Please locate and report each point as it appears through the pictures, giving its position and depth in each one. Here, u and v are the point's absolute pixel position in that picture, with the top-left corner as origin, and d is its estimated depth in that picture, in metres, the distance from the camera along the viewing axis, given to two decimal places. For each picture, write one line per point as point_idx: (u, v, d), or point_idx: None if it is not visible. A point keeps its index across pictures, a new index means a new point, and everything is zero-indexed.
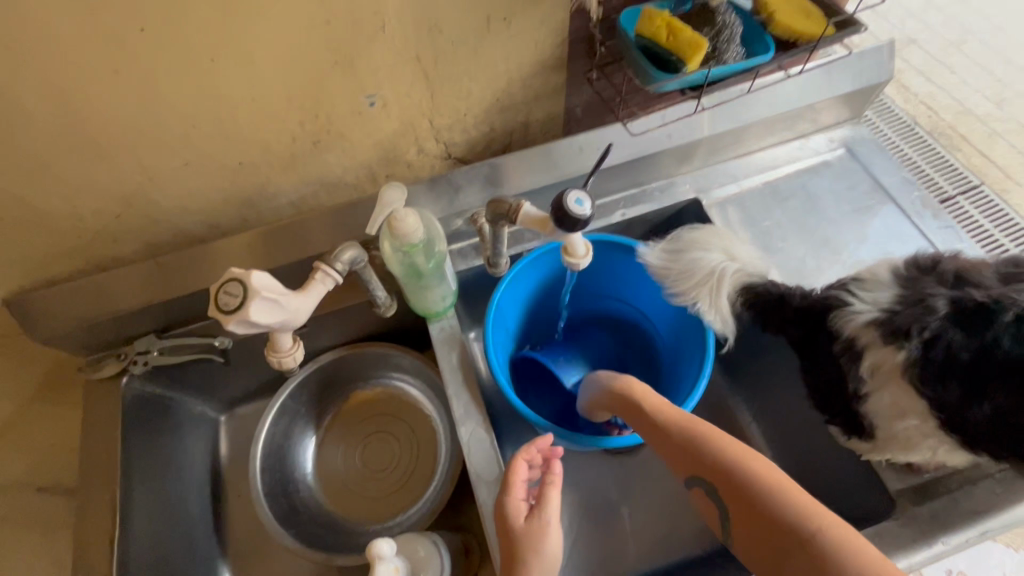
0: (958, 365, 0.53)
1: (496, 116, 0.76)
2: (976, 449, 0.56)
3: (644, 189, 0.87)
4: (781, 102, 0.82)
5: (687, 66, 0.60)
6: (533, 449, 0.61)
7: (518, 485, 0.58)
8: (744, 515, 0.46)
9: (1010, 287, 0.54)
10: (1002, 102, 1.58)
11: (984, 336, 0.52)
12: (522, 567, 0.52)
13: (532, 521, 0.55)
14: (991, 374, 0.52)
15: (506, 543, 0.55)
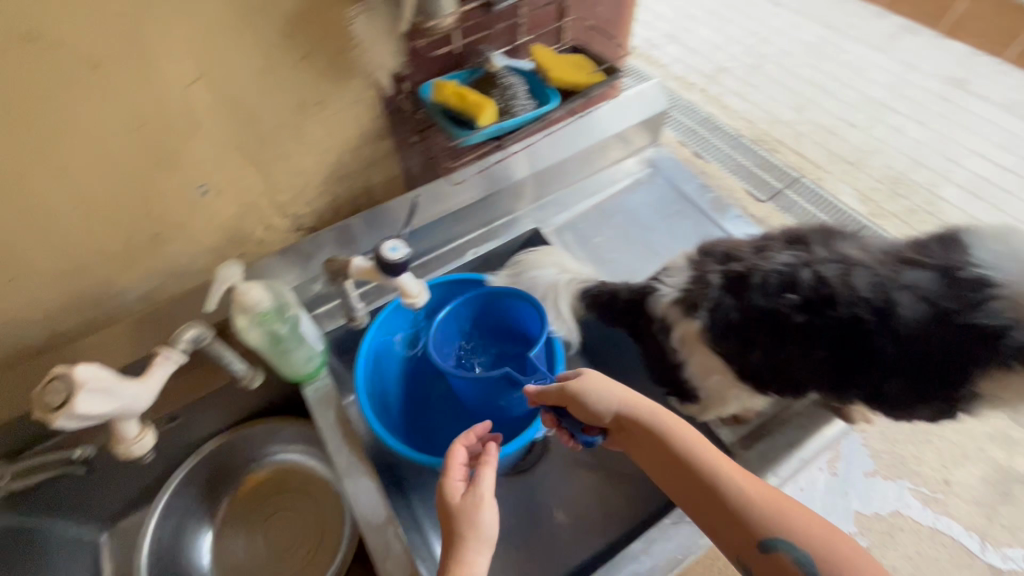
0: (731, 324, 0.66)
1: (335, 185, 0.83)
2: (763, 391, 0.67)
3: (491, 227, 0.98)
4: (586, 138, 0.97)
5: (481, 122, 0.71)
6: (472, 436, 0.67)
7: (456, 468, 0.62)
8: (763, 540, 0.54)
9: (759, 256, 0.68)
10: (800, 111, 1.94)
11: (744, 297, 0.65)
12: (460, 541, 0.56)
13: (467, 496, 0.59)
14: (752, 327, 0.64)
15: (444, 520, 0.59)
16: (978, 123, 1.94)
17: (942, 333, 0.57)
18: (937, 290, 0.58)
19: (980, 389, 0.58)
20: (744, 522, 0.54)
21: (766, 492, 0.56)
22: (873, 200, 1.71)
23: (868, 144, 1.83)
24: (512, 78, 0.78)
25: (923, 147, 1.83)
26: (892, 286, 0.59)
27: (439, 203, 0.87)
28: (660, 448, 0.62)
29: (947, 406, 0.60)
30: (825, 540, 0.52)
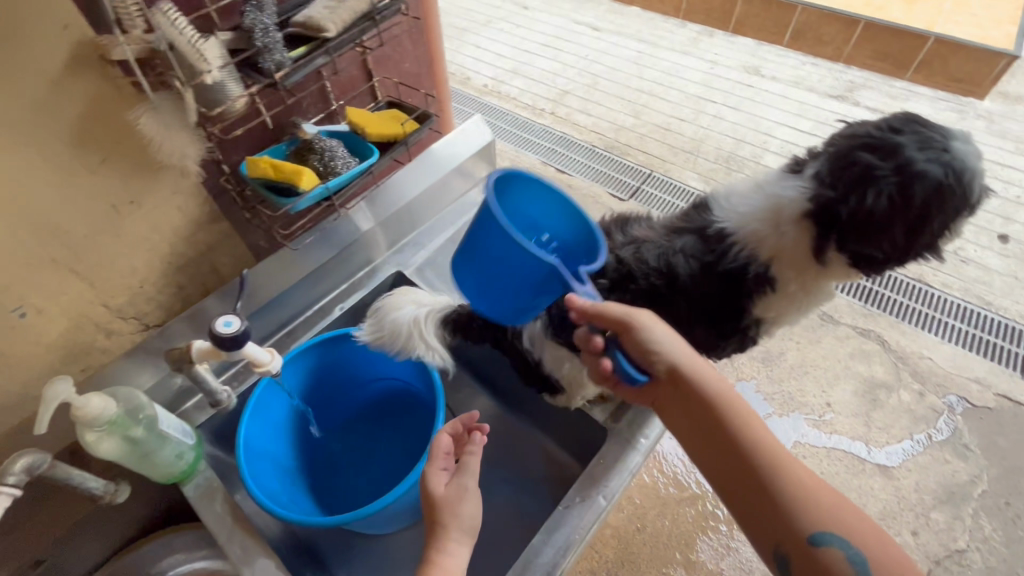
0: (563, 315, 0.76)
1: (177, 276, 0.83)
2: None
3: (352, 281, 1.01)
4: (424, 178, 1.04)
5: (303, 187, 0.75)
6: (457, 425, 0.71)
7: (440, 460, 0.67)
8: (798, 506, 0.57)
9: None
10: (638, 115, 2.19)
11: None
12: (442, 530, 0.61)
13: (450, 487, 0.64)
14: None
15: (427, 512, 0.64)
16: (777, 100, 2.19)
17: (710, 279, 0.72)
18: (699, 248, 0.73)
19: (755, 314, 0.74)
20: (795, 514, 0.56)
21: (817, 484, 0.59)
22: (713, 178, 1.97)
23: (698, 133, 2.11)
24: (329, 141, 0.83)
25: (742, 127, 2.11)
26: (670, 252, 0.73)
27: (290, 269, 0.90)
28: (717, 423, 0.64)
29: (741, 338, 0.77)
30: (867, 533, 0.55)
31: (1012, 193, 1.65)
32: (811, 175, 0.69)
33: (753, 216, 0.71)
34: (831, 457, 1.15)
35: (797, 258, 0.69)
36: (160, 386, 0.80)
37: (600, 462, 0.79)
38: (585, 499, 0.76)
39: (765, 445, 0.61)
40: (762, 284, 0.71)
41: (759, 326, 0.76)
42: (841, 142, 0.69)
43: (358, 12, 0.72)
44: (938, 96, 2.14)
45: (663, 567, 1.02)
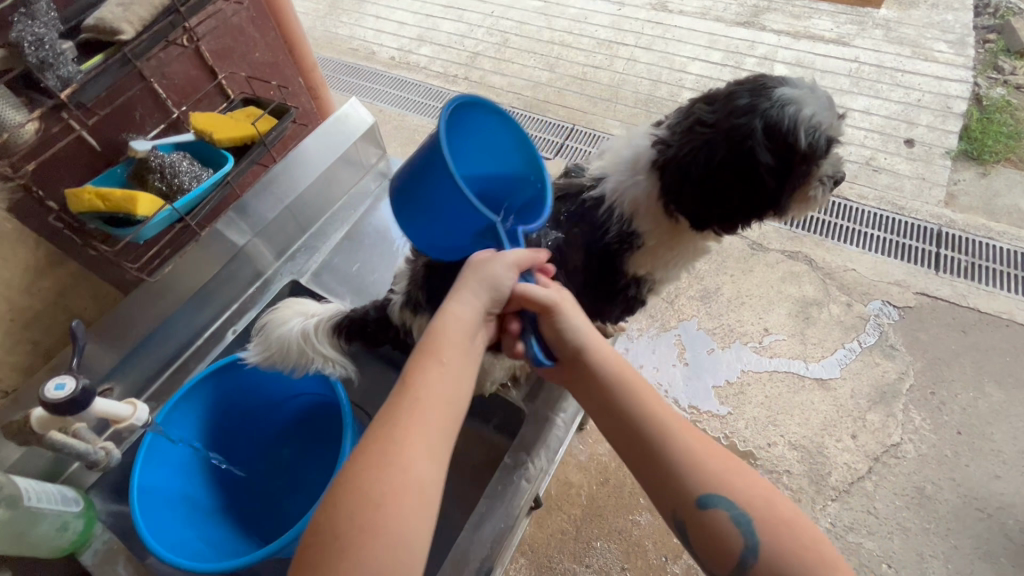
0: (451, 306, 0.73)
1: (28, 333, 0.74)
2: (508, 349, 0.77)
3: (242, 300, 0.94)
4: (302, 175, 0.96)
5: (140, 213, 0.67)
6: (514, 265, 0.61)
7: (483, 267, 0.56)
8: (699, 478, 0.50)
9: None
10: (553, 68, 2.13)
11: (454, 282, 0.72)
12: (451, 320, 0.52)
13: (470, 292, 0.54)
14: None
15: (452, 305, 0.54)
16: (687, 34, 2.16)
17: (590, 243, 0.73)
18: (572, 213, 0.74)
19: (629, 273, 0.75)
20: (687, 479, 0.50)
21: (712, 447, 0.53)
22: (637, 123, 1.96)
23: (615, 80, 2.06)
24: (171, 156, 0.75)
25: (656, 68, 2.08)
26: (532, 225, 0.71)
27: (159, 301, 0.81)
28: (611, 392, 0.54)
29: (623, 300, 0.78)
30: (757, 487, 0.51)
31: (914, 97, 1.68)
32: (664, 128, 0.70)
33: (613, 175, 0.72)
34: (772, 380, 1.19)
35: (654, 214, 0.70)
36: (28, 457, 0.71)
37: (520, 447, 0.78)
38: (507, 487, 0.74)
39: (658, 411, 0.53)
40: (626, 240, 0.71)
41: (642, 283, 0.78)
42: (694, 99, 0.69)
43: (158, 5, 0.63)
44: (839, 9, 2.11)
45: (629, 516, 1.03)
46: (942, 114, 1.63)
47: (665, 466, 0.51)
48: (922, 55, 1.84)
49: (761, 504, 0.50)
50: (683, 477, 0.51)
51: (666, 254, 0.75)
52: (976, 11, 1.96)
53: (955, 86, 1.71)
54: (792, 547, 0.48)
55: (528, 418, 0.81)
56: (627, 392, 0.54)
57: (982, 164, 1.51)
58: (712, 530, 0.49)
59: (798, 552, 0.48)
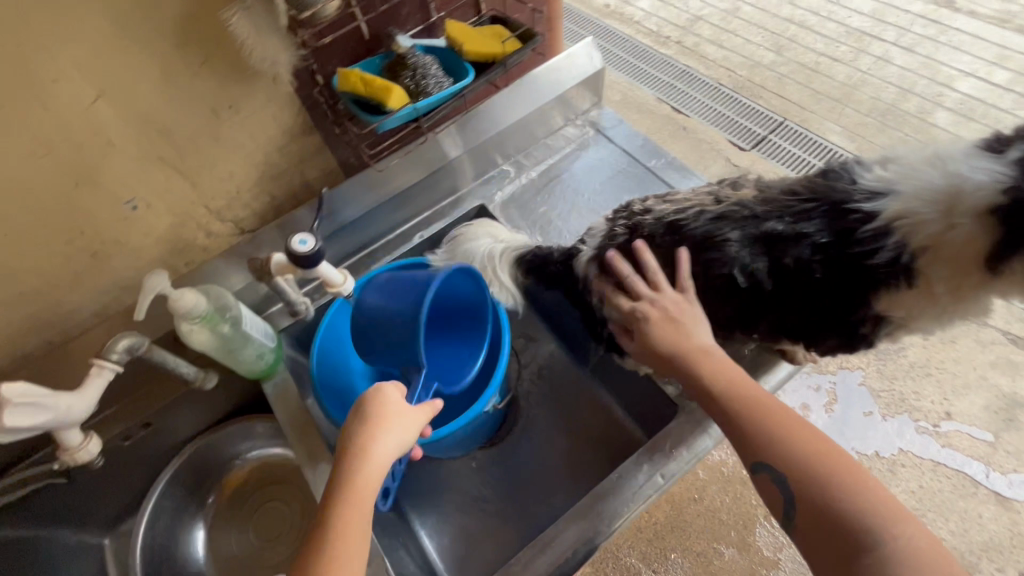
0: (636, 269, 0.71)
1: (270, 186, 0.85)
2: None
3: (435, 209, 0.99)
4: (525, 103, 0.95)
5: (391, 105, 0.71)
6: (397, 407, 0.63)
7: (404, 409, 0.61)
8: (751, 451, 0.53)
9: (678, 210, 0.69)
10: (780, 50, 1.90)
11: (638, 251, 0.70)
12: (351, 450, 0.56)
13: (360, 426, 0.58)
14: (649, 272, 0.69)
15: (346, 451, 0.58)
16: (967, 43, 1.83)
17: (847, 260, 0.59)
18: (825, 220, 0.60)
19: (875, 310, 0.61)
20: (749, 447, 0.53)
21: (778, 421, 0.53)
22: (860, 135, 1.69)
23: (852, 78, 1.79)
24: (424, 57, 0.77)
25: (911, 75, 1.77)
26: (786, 220, 0.62)
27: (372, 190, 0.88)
28: (686, 378, 0.59)
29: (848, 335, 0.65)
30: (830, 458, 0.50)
31: None
32: (1013, 158, 0.51)
33: (904, 197, 0.56)
34: (937, 472, 0.93)
35: (962, 259, 0.54)
36: (248, 288, 0.83)
37: (665, 439, 0.73)
38: (640, 472, 0.71)
39: (727, 388, 0.57)
40: (899, 275, 0.57)
41: (882, 325, 0.64)
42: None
43: None
44: None
45: (713, 543, 0.87)
46: None
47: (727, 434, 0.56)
48: None
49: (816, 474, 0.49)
50: (739, 447, 0.54)
51: (944, 307, 0.59)
52: None
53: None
54: (846, 515, 0.46)
55: (680, 415, 0.75)
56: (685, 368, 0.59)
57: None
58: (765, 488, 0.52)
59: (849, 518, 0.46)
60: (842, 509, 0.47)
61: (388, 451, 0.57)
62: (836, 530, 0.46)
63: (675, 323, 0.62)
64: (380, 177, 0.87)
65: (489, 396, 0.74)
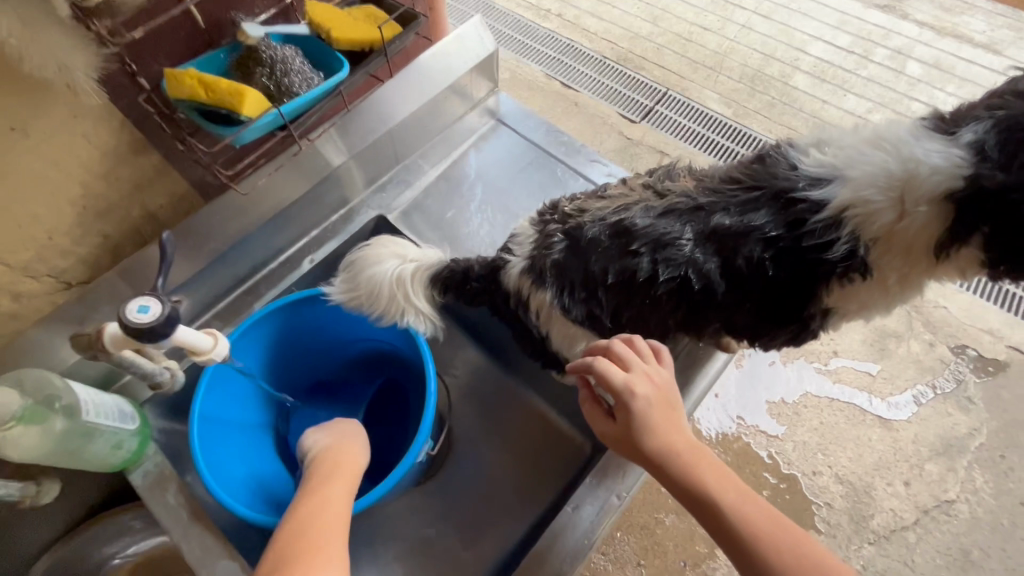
0: (576, 279, 0.60)
1: (99, 224, 0.66)
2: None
3: (324, 226, 0.84)
4: (416, 94, 0.83)
5: (246, 112, 0.57)
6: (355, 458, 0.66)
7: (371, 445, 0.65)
8: None
9: (615, 209, 0.61)
10: (656, 20, 1.92)
11: (584, 255, 0.60)
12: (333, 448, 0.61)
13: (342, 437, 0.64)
14: (594, 280, 0.59)
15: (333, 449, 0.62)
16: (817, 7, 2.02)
17: (798, 251, 0.54)
18: (775, 211, 0.55)
19: (827, 305, 0.57)
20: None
21: (797, 544, 0.46)
22: (736, 101, 1.77)
23: (722, 47, 1.84)
24: (285, 49, 0.63)
25: (771, 42, 1.84)
26: (733, 210, 0.56)
27: (241, 214, 0.72)
28: (684, 487, 0.50)
29: (797, 331, 0.61)
30: None
31: None
32: (965, 141, 0.48)
33: (855, 182, 0.52)
34: (832, 408, 0.98)
35: (913, 247, 0.51)
36: (85, 362, 0.65)
37: (616, 458, 0.68)
38: (596, 498, 0.66)
39: (742, 511, 0.48)
40: (854, 270, 0.53)
41: (830, 318, 0.60)
42: (1016, 103, 0.48)
43: None
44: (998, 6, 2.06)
45: (654, 513, 0.85)
46: None
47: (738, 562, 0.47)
48: None
49: None
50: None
51: (891, 296, 0.56)
52: None
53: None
54: None
55: None
56: (686, 476, 0.50)
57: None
58: None
59: None
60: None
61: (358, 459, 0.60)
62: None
63: (668, 410, 0.53)
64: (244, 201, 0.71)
65: (421, 443, 0.65)
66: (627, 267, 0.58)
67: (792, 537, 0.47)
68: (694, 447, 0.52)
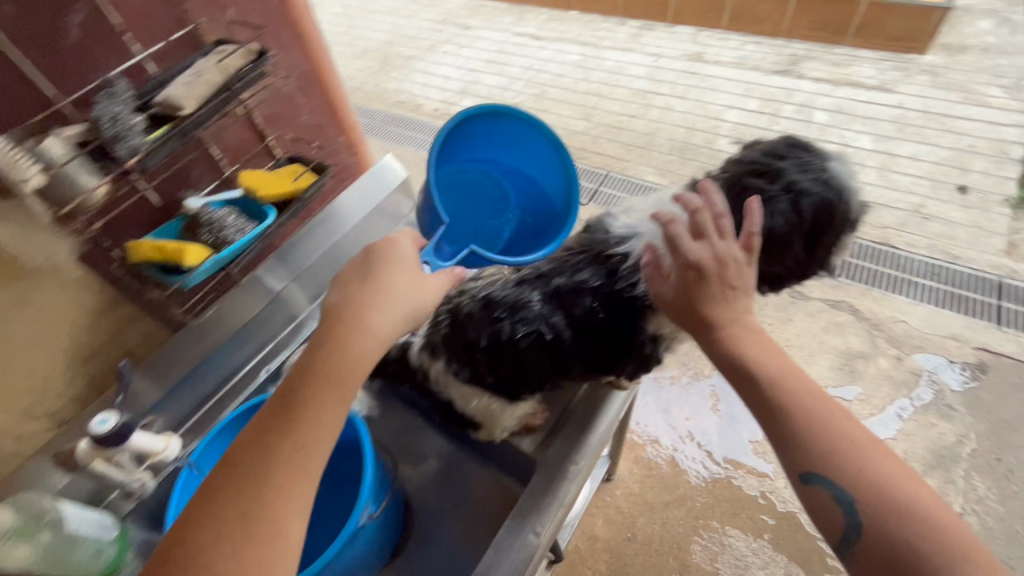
0: (459, 348, 0.75)
1: (85, 367, 0.82)
2: (517, 398, 0.75)
3: (276, 341, 1.02)
4: (338, 224, 1.03)
5: (189, 262, 0.74)
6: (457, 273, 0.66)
7: (392, 304, 0.59)
8: (801, 458, 0.56)
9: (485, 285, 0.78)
10: (588, 117, 2.31)
11: (463, 328, 0.75)
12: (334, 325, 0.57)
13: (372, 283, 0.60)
14: (473, 345, 0.74)
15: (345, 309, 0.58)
16: (723, 83, 2.40)
17: (608, 296, 0.71)
18: (594, 267, 0.73)
19: (652, 333, 0.72)
20: (806, 457, 0.56)
21: (845, 431, 0.57)
22: (669, 170, 2.07)
23: (649, 127, 2.24)
24: (221, 212, 0.83)
25: (693, 115, 2.27)
26: (565, 271, 0.74)
27: (196, 342, 0.88)
28: (734, 367, 0.61)
29: (641, 359, 0.75)
30: (895, 480, 0.53)
31: (930, 164, 1.95)
32: (710, 199, 0.76)
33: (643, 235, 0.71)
34: None
35: None
36: (74, 482, 0.76)
37: (529, 500, 0.76)
38: (516, 537, 0.73)
39: (791, 395, 0.58)
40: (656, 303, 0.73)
41: (662, 342, 0.75)
42: (734, 168, 0.77)
43: (216, 83, 0.71)
44: (880, 56, 2.42)
45: None
46: (944, 185, 1.89)
47: (779, 434, 0.58)
48: (945, 125, 2.07)
49: (882, 499, 0.52)
50: (793, 449, 0.57)
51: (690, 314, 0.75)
52: (994, 88, 2.16)
53: (977, 159, 1.95)
54: (898, 544, 0.50)
55: (539, 471, 0.79)
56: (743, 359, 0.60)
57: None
58: (814, 499, 0.56)
59: (902, 547, 0.50)
60: (896, 534, 0.51)
61: (376, 333, 0.57)
62: (892, 556, 0.51)
63: (725, 286, 0.60)
64: (194, 330, 0.88)
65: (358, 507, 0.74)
66: (494, 331, 0.72)
67: (843, 423, 0.57)
68: (756, 343, 0.61)
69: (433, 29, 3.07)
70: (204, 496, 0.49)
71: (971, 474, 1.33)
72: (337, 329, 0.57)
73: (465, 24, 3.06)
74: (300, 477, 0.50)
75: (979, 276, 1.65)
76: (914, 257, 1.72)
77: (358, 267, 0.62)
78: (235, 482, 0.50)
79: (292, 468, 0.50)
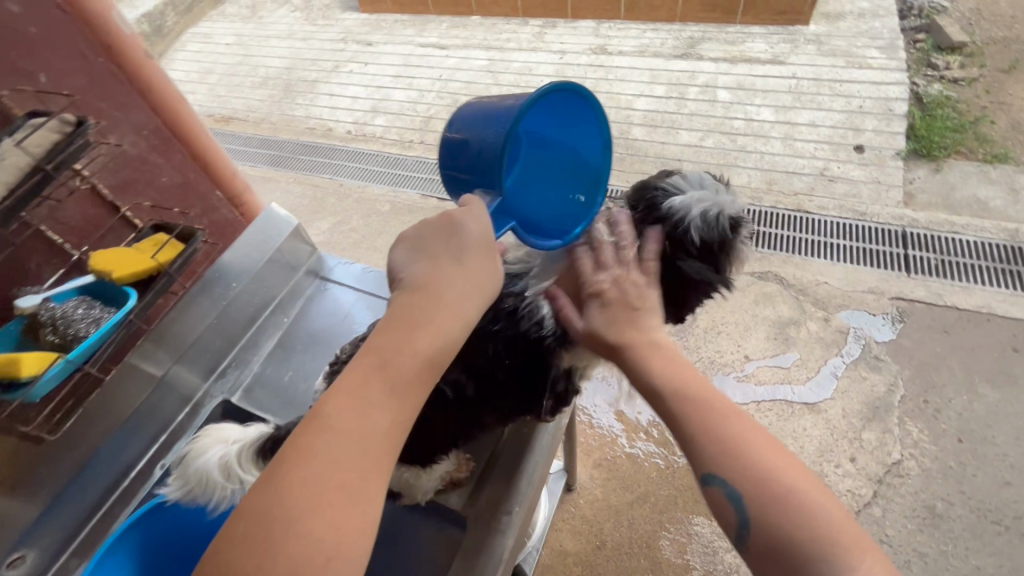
0: None
1: None
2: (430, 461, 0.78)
3: (170, 429, 0.91)
4: (220, 293, 0.94)
5: (28, 373, 0.64)
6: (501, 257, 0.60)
7: (471, 289, 0.55)
8: (699, 455, 0.55)
9: None
10: None
11: None
12: (442, 286, 0.54)
13: (460, 256, 0.56)
14: None
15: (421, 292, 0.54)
16: (628, 73, 2.42)
17: (506, 344, 0.75)
18: (485, 317, 0.76)
19: (561, 369, 0.76)
20: (702, 456, 0.55)
21: (740, 427, 0.56)
22: None
23: None
24: (66, 305, 0.72)
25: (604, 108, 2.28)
26: None
27: (61, 455, 0.77)
28: (632, 370, 0.62)
29: (557, 397, 0.78)
30: (788, 476, 0.52)
31: (828, 129, 2.04)
32: None
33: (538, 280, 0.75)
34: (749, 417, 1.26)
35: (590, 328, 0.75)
36: None
37: (464, 562, 0.71)
38: None
39: (685, 396, 0.58)
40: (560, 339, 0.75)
41: (573, 376, 0.79)
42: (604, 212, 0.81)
43: (24, 165, 0.63)
44: (769, 30, 2.51)
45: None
46: (843, 146, 1.98)
47: (679, 434, 0.58)
48: (836, 90, 2.17)
49: (776, 495, 0.51)
50: (690, 449, 0.56)
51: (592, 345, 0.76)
52: (874, 49, 2.29)
53: (868, 118, 2.05)
54: (790, 541, 0.49)
55: (471, 526, 0.75)
56: (638, 364, 0.61)
57: (932, 159, 1.90)
58: (713, 500, 0.54)
59: (797, 542, 0.49)
60: (784, 531, 0.49)
61: (454, 316, 0.54)
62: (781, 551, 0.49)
63: (625, 307, 0.64)
64: (53, 445, 0.76)
65: None
66: None
67: (740, 421, 0.57)
68: (654, 347, 0.62)
69: (333, 49, 2.95)
70: (303, 457, 0.46)
71: (904, 420, 1.39)
72: (418, 310, 0.53)
73: (367, 41, 2.95)
74: (384, 457, 0.49)
75: (884, 229, 1.74)
76: (826, 218, 1.79)
77: (440, 225, 0.58)
78: (336, 449, 0.47)
79: (385, 447, 0.49)
